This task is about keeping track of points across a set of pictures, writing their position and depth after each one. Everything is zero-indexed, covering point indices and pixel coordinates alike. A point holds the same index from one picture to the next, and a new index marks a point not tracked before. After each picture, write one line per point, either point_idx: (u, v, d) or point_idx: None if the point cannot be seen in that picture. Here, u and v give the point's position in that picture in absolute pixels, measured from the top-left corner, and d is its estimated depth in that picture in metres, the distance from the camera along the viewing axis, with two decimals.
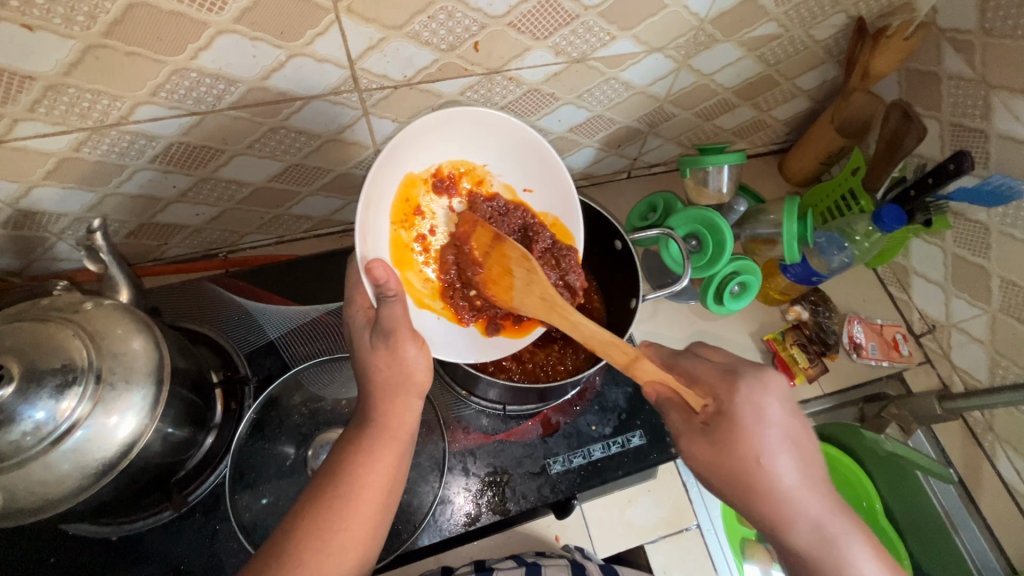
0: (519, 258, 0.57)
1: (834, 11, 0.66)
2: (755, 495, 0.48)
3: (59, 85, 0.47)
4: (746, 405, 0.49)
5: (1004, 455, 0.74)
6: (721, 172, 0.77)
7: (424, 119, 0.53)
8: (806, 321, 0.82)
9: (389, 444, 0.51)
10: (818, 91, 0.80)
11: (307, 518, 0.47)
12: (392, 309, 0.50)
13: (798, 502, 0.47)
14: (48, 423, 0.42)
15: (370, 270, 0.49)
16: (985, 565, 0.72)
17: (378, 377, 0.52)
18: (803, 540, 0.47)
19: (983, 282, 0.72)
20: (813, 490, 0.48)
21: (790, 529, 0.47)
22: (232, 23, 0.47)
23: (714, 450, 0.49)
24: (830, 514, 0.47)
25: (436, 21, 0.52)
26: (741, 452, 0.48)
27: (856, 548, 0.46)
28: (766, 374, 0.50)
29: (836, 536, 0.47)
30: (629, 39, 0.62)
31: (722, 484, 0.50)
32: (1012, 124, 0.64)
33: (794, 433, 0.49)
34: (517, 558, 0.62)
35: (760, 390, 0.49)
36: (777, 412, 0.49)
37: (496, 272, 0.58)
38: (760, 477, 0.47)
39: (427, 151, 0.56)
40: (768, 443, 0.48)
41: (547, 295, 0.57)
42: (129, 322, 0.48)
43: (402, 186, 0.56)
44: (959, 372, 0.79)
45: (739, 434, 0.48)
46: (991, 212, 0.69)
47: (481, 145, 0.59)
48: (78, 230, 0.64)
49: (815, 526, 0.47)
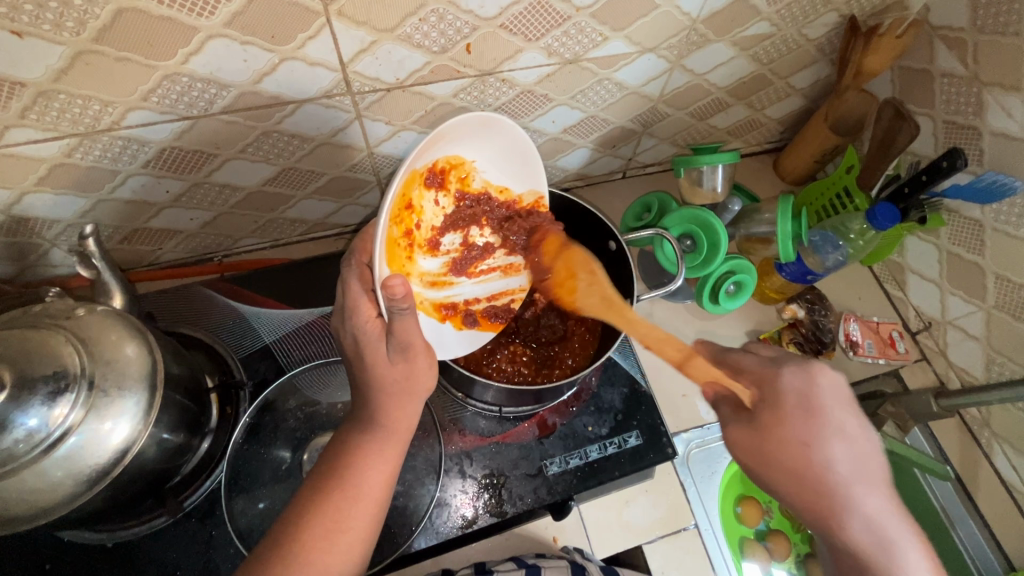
0: (585, 262, 0.64)
1: (827, 10, 0.67)
2: (804, 481, 0.48)
3: (50, 91, 0.47)
4: (791, 391, 0.51)
5: (1001, 451, 0.74)
6: (715, 171, 0.76)
7: (448, 124, 0.50)
8: (803, 319, 0.82)
9: (393, 446, 0.51)
10: (812, 89, 0.80)
11: (313, 519, 0.47)
12: (405, 323, 0.47)
13: (855, 494, 0.46)
14: (40, 430, 0.42)
15: (386, 287, 0.44)
16: (984, 563, 0.72)
17: (391, 387, 0.51)
18: (854, 536, 0.46)
19: (978, 279, 0.72)
20: (869, 487, 0.47)
21: (844, 527, 0.46)
22: (223, 27, 0.47)
23: (760, 437, 0.50)
24: (889, 516, 0.46)
25: (427, 24, 0.52)
26: (791, 436, 0.49)
27: (912, 555, 0.44)
28: (818, 366, 0.51)
29: (894, 539, 0.45)
30: (621, 39, 0.62)
31: (769, 471, 0.50)
32: (1004, 120, 0.64)
33: (846, 424, 0.49)
34: (517, 560, 0.61)
35: (809, 379, 0.51)
36: (829, 397, 0.50)
37: (563, 276, 0.65)
38: (805, 461, 0.48)
39: (433, 148, 0.53)
40: (818, 429, 0.49)
41: (605, 295, 0.62)
42: (122, 328, 0.48)
43: (406, 182, 0.52)
44: (956, 369, 0.79)
45: (790, 419, 0.50)
46: (985, 209, 0.69)
47: (476, 143, 0.57)
48: (72, 236, 0.64)
49: (871, 526, 0.46)
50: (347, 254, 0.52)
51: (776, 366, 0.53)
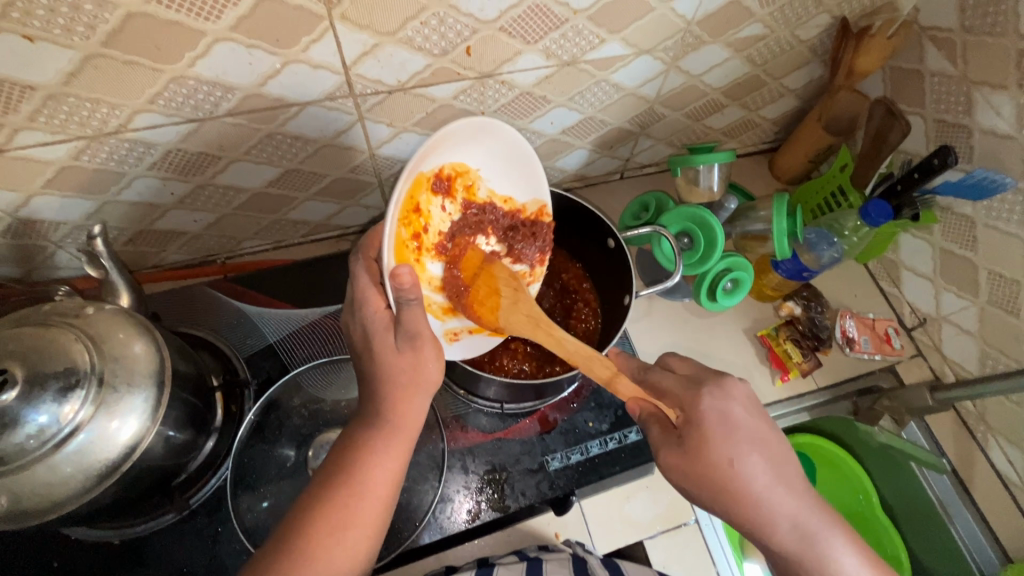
0: (508, 278, 0.60)
1: (819, 12, 0.68)
2: (732, 499, 0.47)
3: (59, 94, 0.48)
4: (712, 412, 0.49)
5: (997, 445, 0.75)
6: (711, 170, 0.77)
7: (450, 126, 0.51)
8: (799, 316, 0.83)
9: (397, 444, 0.50)
10: (806, 90, 0.82)
11: (319, 516, 0.47)
12: (412, 313, 0.48)
13: (774, 502, 0.47)
14: (51, 426, 0.43)
15: (396, 275, 0.46)
16: (979, 554, 0.73)
17: (400, 377, 0.50)
18: (785, 538, 0.48)
19: (971, 275, 0.73)
20: (788, 491, 0.48)
21: (772, 532, 0.47)
22: (228, 31, 0.48)
23: (687, 460, 0.48)
24: (809, 513, 0.48)
25: (428, 27, 0.54)
26: (714, 459, 0.47)
27: (832, 541, 0.47)
28: (729, 380, 0.50)
29: (816, 533, 0.47)
30: (617, 41, 0.63)
31: (705, 494, 0.48)
32: (993, 118, 0.65)
33: (762, 435, 0.49)
34: (520, 554, 0.63)
35: (723, 395, 0.49)
36: (743, 416, 0.48)
37: (484, 292, 0.61)
38: (733, 481, 0.47)
39: (437, 153, 0.54)
40: (739, 446, 0.47)
41: (532, 312, 0.59)
42: (130, 326, 0.49)
43: (412, 185, 0.53)
44: (951, 364, 0.80)
45: (714, 441, 0.48)
46: (977, 206, 0.70)
47: (480, 149, 0.58)
48: (78, 238, 0.64)
49: (794, 525, 0.47)
50: (355, 249, 0.54)
51: (694, 388, 0.50)
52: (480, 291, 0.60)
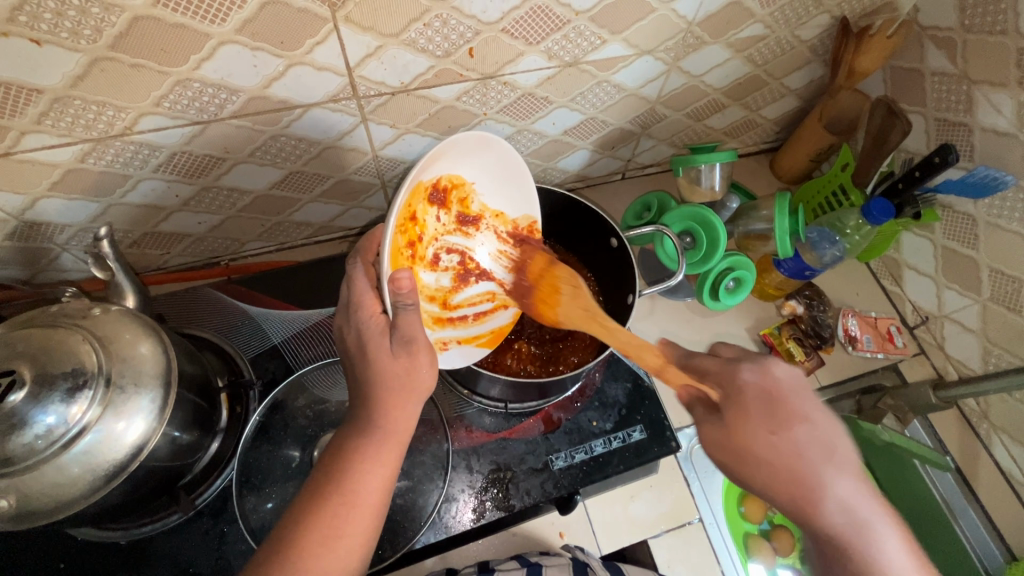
0: (569, 277, 0.65)
1: (818, 12, 0.68)
2: (775, 471, 0.45)
3: (65, 97, 0.49)
4: (751, 386, 0.49)
5: (999, 442, 0.75)
6: (713, 170, 0.78)
7: (451, 138, 0.52)
8: (802, 315, 0.83)
9: (391, 449, 0.50)
10: (807, 90, 0.82)
11: (311, 526, 0.46)
12: (409, 318, 0.49)
13: (822, 480, 0.44)
14: (59, 426, 0.43)
15: (396, 280, 0.48)
16: (985, 551, 0.73)
17: (391, 382, 0.50)
18: (832, 523, 0.44)
19: (973, 273, 0.74)
20: (840, 472, 0.44)
21: (818, 515, 0.44)
22: (233, 33, 0.48)
23: (727, 433, 0.48)
24: (863, 498, 0.44)
25: (431, 28, 0.54)
26: (755, 428, 0.47)
27: (888, 534, 0.43)
28: (772, 359, 0.49)
29: (870, 522, 0.43)
30: (619, 42, 0.63)
31: (743, 469, 0.47)
32: (994, 116, 0.66)
33: (812, 411, 0.47)
34: (520, 559, 0.62)
35: (765, 372, 0.49)
36: (789, 388, 0.48)
37: (546, 291, 0.65)
38: (774, 452, 0.45)
39: (438, 163, 0.55)
40: (782, 416, 0.46)
41: (589, 306, 0.61)
42: (136, 327, 0.49)
43: (412, 193, 0.53)
44: (953, 362, 0.80)
45: (752, 411, 0.47)
46: (978, 204, 0.70)
47: (479, 164, 0.59)
48: (83, 240, 0.65)
49: (846, 510, 0.43)
50: (353, 252, 0.55)
51: (734, 364, 0.50)
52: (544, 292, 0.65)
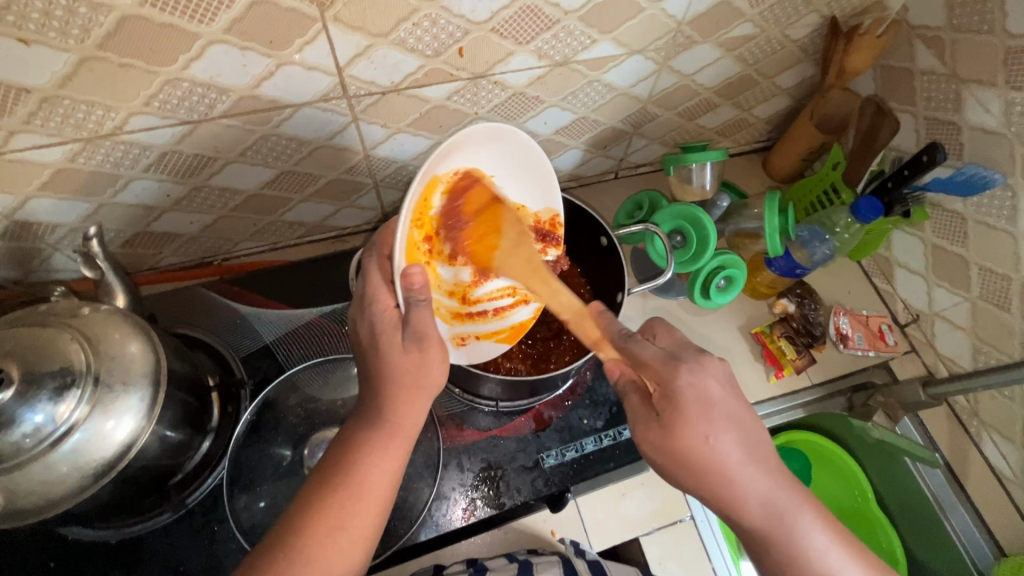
0: (514, 221, 0.62)
1: (808, 12, 0.69)
2: (706, 475, 0.47)
3: (54, 97, 0.49)
4: (688, 390, 0.48)
5: (990, 439, 0.75)
6: (704, 169, 0.78)
7: (465, 130, 0.52)
8: (793, 313, 0.83)
9: (397, 444, 0.50)
10: (798, 89, 0.83)
11: (315, 518, 0.46)
12: (421, 314, 0.49)
13: (745, 480, 0.47)
14: (47, 425, 0.43)
15: (408, 274, 0.48)
16: (974, 547, 0.74)
17: (403, 377, 0.50)
18: (755, 514, 0.48)
19: (963, 270, 0.74)
20: (762, 469, 0.47)
21: (742, 509, 0.48)
22: (222, 33, 0.48)
23: (666, 438, 0.49)
24: (780, 489, 0.48)
25: (420, 28, 0.54)
26: (690, 436, 0.47)
27: (802, 519, 0.47)
28: (706, 359, 0.49)
29: (787, 511, 0.47)
30: (609, 41, 0.63)
31: (678, 471, 0.49)
32: (982, 115, 0.66)
33: (741, 414, 0.48)
34: (510, 557, 0.62)
35: (701, 373, 0.48)
36: (720, 392, 0.48)
37: (483, 230, 0.62)
38: (705, 458, 0.47)
39: (453, 155, 0.55)
40: (717, 423, 0.47)
41: (531, 258, 0.61)
42: (125, 326, 0.49)
43: (426, 186, 0.53)
44: (944, 360, 0.81)
45: (688, 418, 0.47)
46: (967, 202, 0.71)
47: (496, 153, 0.59)
48: (74, 240, 0.65)
49: (765, 503, 0.47)
50: (369, 246, 0.54)
51: (672, 363, 0.49)
52: (480, 230, 0.61)
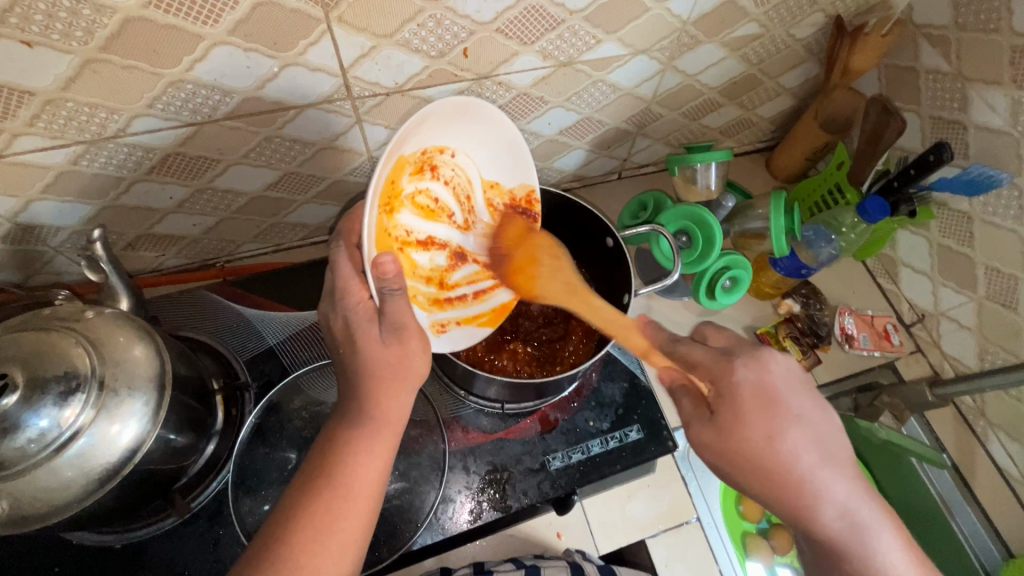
0: (549, 247, 0.66)
1: (813, 11, 0.69)
2: (770, 476, 0.45)
3: (57, 99, 0.48)
4: (746, 386, 0.47)
5: (996, 439, 0.75)
6: (709, 169, 0.78)
7: (429, 108, 0.52)
8: (799, 313, 0.83)
9: (380, 441, 0.49)
10: (802, 89, 0.82)
11: (302, 522, 0.45)
12: (396, 305, 0.48)
13: (821, 483, 0.45)
14: (52, 430, 0.43)
15: (378, 264, 0.46)
16: (983, 549, 0.73)
17: (382, 370, 0.50)
18: (830, 524, 0.45)
19: (969, 270, 0.74)
20: (835, 474, 0.45)
21: (816, 516, 0.45)
22: (226, 34, 0.48)
23: (725, 438, 0.47)
24: (857, 498, 0.45)
25: (425, 29, 0.54)
26: (752, 434, 0.45)
27: (880, 532, 0.45)
28: (766, 354, 0.48)
29: (864, 522, 0.45)
30: (614, 42, 0.63)
31: (744, 471, 0.47)
32: (988, 114, 0.66)
33: (806, 412, 0.46)
34: (516, 560, 0.62)
35: (760, 368, 0.47)
36: (785, 388, 0.47)
37: (524, 262, 0.66)
38: (772, 457, 0.45)
39: (420, 136, 0.54)
40: (781, 421, 0.45)
41: (571, 282, 0.64)
42: (130, 329, 0.49)
43: (394, 167, 0.53)
44: (950, 360, 0.80)
45: (748, 415, 0.46)
46: (973, 201, 0.70)
47: (462, 133, 0.59)
48: (77, 243, 0.65)
49: (842, 512, 0.45)
50: (337, 234, 0.54)
51: (727, 360, 0.48)
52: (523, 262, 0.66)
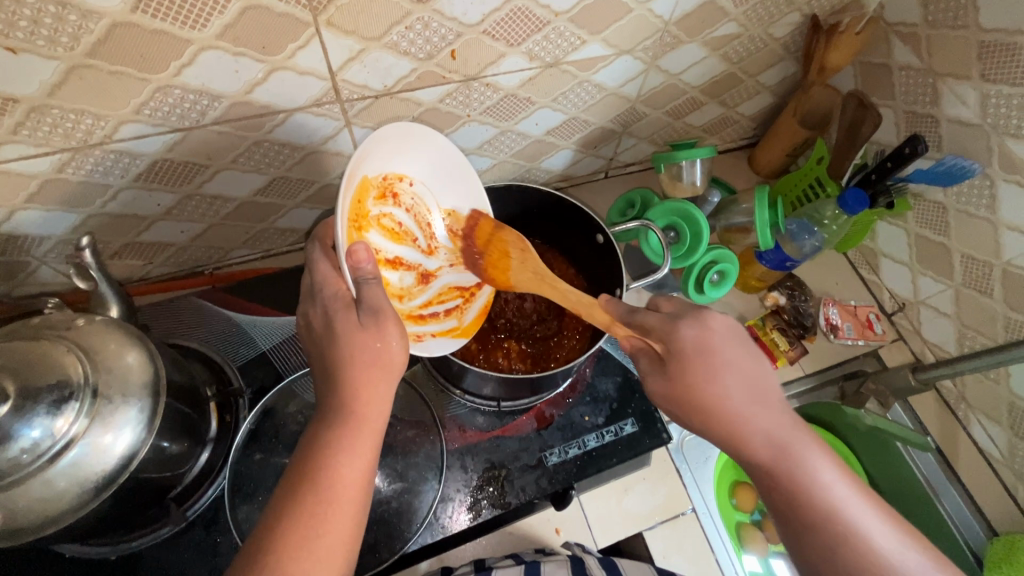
0: (516, 240, 0.63)
1: (789, 10, 0.71)
2: (705, 413, 0.50)
3: (42, 106, 0.48)
4: (687, 340, 0.51)
5: (976, 421, 0.78)
6: (694, 166, 0.79)
7: (384, 130, 0.55)
8: (784, 305, 0.85)
9: (362, 435, 0.48)
10: (781, 86, 0.84)
11: (286, 527, 0.44)
12: (373, 291, 0.49)
13: (747, 418, 0.49)
14: (44, 440, 0.42)
15: (352, 253, 0.48)
16: (967, 528, 0.76)
17: (360, 357, 0.49)
18: (758, 454, 0.49)
19: (946, 259, 0.76)
20: (761, 408, 0.49)
21: (744, 446, 0.49)
22: (214, 39, 0.48)
23: (670, 384, 0.52)
24: (784, 428, 0.49)
25: (413, 31, 0.54)
26: (687, 377, 0.51)
27: (815, 458, 0.48)
28: (707, 312, 0.52)
29: (792, 448, 0.48)
30: (598, 42, 0.64)
31: (687, 411, 0.51)
32: (958, 107, 0.68)
33: (733, 357, 0.50)
34: (516, 557, 0.62)
35: (701, 327, 0.52)
36: (719, 335, 0.51)
37: (495, 256, 0.65)
38: (708, 396, 0.50)
39: (379, 160, 0.57)
40: (714, 365, 0.50)
41: (538, 269, 0.62)
42: (122, 336, 0.49)
43: (358, 189, 0.55)
44: (931, 347, 0.83)
45: (688, 362, 0.51)
46: (947, 192, 0.73)
47: (417, 160, 0.61)
48: (61, 253, 0.64)
49: (771, 442, 0.48)
50: (310, 237, 0.54)
51: (674, 320, 0.53)
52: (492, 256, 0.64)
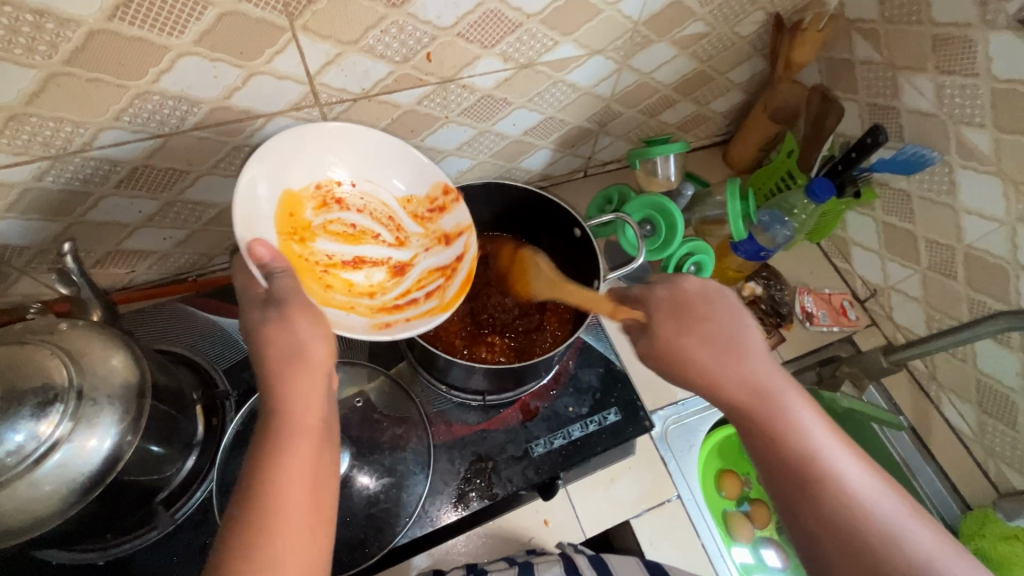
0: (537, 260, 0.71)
1: (753, 10, 0.73)
2: (683, 360, 0.52)
3: (21, 115, 0.49)
4: (663, 297, 0.55)
5: (948, 401, 0.81)
6: (668, 162, 0.82)
7: (286, 135, 0.57)
8: (761, 295, 0.88)
9: (296, 435, 0.46)
10: (751, 83, 0.87)
11: (231, 546, 0.41)
12: (284, 282, 0.50)
13: (724, 362, 0.51)
14: (29, 443, 0.42)
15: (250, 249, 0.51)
16: (943, 505, 0.78)
17: (285, 356, 0.48)
18: (736, 394, 0.50)
19: (912, 245, 0.79)
20: (736, 354, 0.51)
21: (721, 390, 0.50)
22: (192, 45, 0.49)
23: (651, 340, 0.54)
24: (759, 372, 0.50)
25: (388, 35, 0.56)
26: (664, 331, 0.53)
27: (792, 399, 0.49)
28: (681, 275, 0.56)
29: (769, 391, 0.49)
30: (570, 43, 0.66)
31: (670, 368, 0.53)
32: (917, 99, 0.71)
33: (704, 309, 0.54)
34: (508, 559, 0.63)
35: (674, 286, 0.56)
36: (692, 291, 0.55)
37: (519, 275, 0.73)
38: (683, 343, 0.52)
39: (303, 168, 0.59)
40: (692, 316, 0.53)
41: (552, 277, 0.68)
42: (106, 340, 0.49)
43: (285, 202, 0.58)
44: (902, 330, 0.85)
45: (666, 319, 0.54)
46: (910, 180, 0.76)
47: (355, 158, 0.62)
48: (42, 263, 0.64)
49: (746, 384, 0.50)
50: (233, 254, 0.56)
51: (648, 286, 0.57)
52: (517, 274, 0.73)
